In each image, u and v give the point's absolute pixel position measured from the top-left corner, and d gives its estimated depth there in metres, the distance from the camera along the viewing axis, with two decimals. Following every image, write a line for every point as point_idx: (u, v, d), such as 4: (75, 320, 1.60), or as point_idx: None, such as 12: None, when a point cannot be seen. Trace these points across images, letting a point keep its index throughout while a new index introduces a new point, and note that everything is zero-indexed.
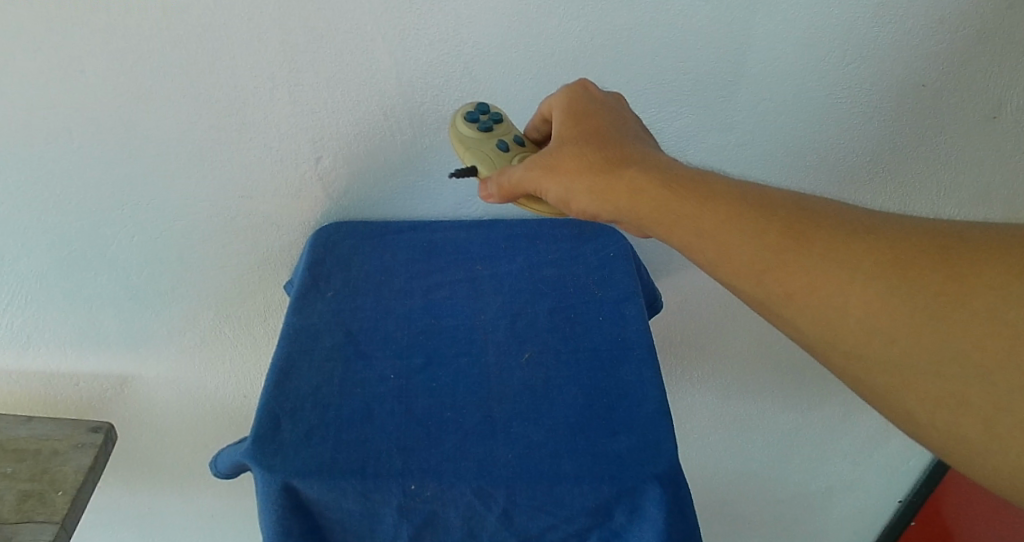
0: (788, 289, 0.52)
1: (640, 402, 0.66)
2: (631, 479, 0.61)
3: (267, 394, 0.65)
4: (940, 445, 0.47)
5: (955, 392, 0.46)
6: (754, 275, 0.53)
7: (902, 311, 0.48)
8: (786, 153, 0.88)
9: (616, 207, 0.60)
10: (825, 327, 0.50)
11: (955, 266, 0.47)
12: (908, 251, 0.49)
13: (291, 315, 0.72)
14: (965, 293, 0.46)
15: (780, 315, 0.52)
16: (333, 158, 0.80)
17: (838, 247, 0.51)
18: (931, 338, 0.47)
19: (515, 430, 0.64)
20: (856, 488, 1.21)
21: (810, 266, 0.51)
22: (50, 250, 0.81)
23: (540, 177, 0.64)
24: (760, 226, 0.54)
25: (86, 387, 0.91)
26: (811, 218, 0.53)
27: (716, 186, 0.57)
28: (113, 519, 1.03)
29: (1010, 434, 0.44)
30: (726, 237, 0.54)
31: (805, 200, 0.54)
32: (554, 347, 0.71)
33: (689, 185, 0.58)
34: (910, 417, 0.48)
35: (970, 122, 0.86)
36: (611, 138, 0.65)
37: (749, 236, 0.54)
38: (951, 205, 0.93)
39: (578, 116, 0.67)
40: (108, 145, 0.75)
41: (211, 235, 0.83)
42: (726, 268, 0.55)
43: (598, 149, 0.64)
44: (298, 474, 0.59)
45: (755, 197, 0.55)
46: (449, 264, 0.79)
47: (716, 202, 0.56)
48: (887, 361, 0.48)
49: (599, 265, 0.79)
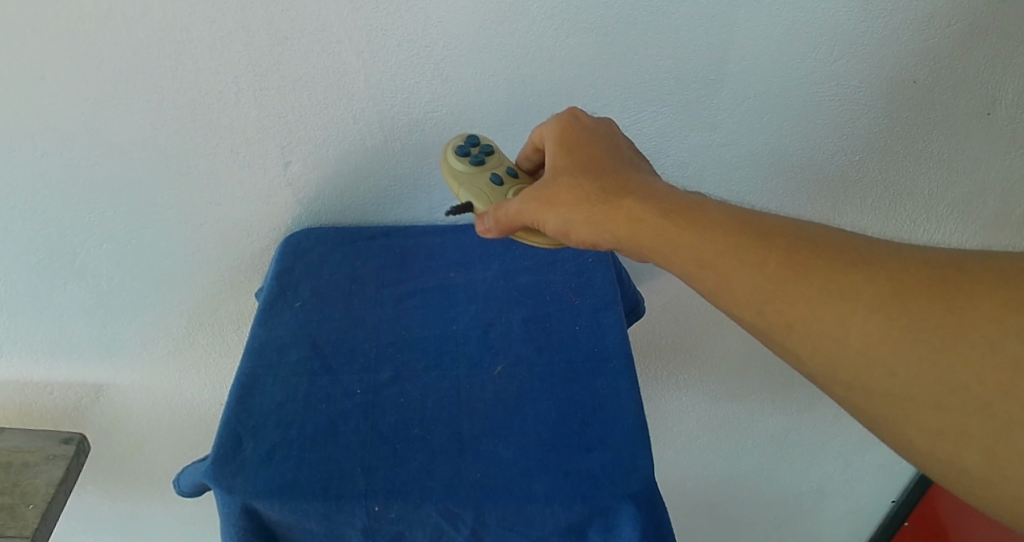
0: (788, 320, 0.50)
1: (615, 416, 0.65)
2: (605, 498, 0.59)
3: (229, 411, 0.63)
4: (941, 475, 0.46)
5: (958, 425, 0.44)
6: (755, 305, 0.51)
7: (903, 344, 0.46)
8: (773, 153, 0.86)
9: (613, 234, 0.58)
10: (827, 359, 0.49)
11: (954, 295, 0.46)
12: (908, 281, 0.47)
13: (257, 327, 0.70)
14: (964, 323, 0.45)
15: (782, 345, 0.51)
16: (302, 163, 0.78)
17: (837, 278, 0.49)
18: (932, 370, 0.45)
19: (484, 447, 0.62)
20: (848, 489, 1.19)
21: (810, 298, 0.49)
22: (18, 259, 0.79)
23: (535, 208, 0.62)
24: (758, 256, 0.52)
25: (60, 396, 0.89)
26: (810, 248, 0.51)
27: (712, 212, 0.55)
28: (92, 526, 1.01)
29: (1012, 465, 0.43)
30: (725, 266, 0.53)
31: (802, 227, 0.53)
32: (528, 359, 0.69)
33: (684, 211, 0.56)
34: (911, 448, 0.46)
35: (963, 117, 0.83)
36: (605, 165, 0.62)
37: (748, 266, 0.52)
38: (944, 203, 0.90)
39: (570, 144, 0.65)
40: (72, 153, 0.73)
41: (182, 243, 0.81)
42: (725, 297, 0.53)
43: (593, 177, 0.61)
44: (259, 495, 0.58)
45: (752, 225, 0.54)
46: (423, 272, 0.77)
47: (712, 228, 0.54)
48: (890, 395, 0.47)
49: (577, 272, 0.77)
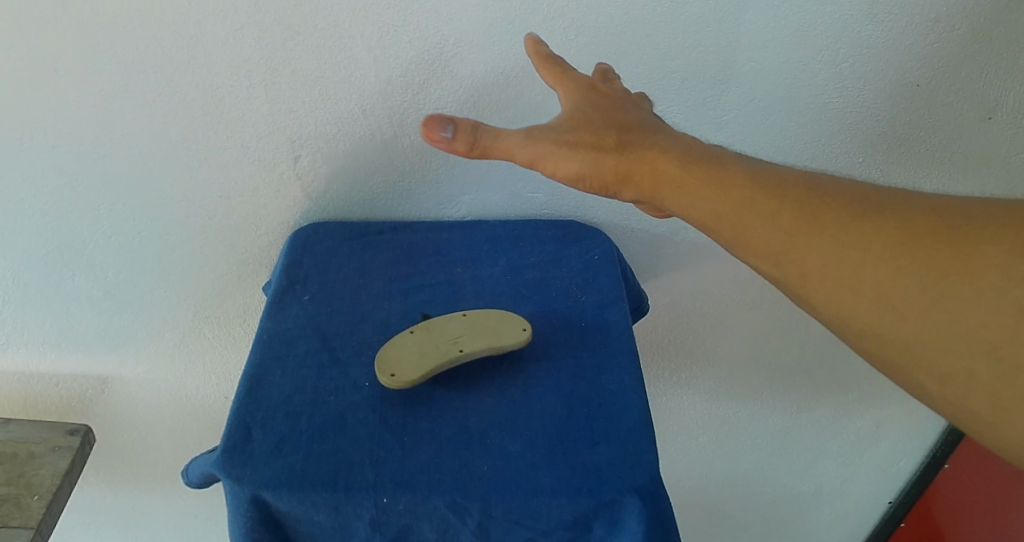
0: (804, 271, 0.54)
1: (620, 411, 0.65)
2: (610, 492, 0.60)
3: (239, 403, 0.63)
4: (948, 414, 0.51)
5: (963, 368, 0.49)
6: (771, 256, 0.55)
7: (911, 292, 0.51)
8: (778, 153, 0.86)
9: (637, 188, 0.59)
10: (840, 306, 0.53)
11: (958, 245, 0.50)
12: (915, 232, 0.52)
13: (266, 320, 0.70)
14: (968, 272, 0.50)
15: (796, 293, 0.55)
16: (311, 158, 0.78)
17: (849, 230, 0.53)
18: (940, 316, 0.50)
19: (491, 440, 0.63)
20: (846, 490, 1.20)
21: (824, 249, 0.53)
22: (26, 250, 0.79)
23: (548, 150, 0.59)
24: (774, 209, 0.55)
25: (66, 388, 0.90)
26: (822, 201, 0.55)
27: (728, 165, 0.58)
28: (93, 518, 1.02)
29: (1015, 403, 0.48)
30: (743, 219, 0.56)
31: (813, 180, 0.56)
32: (535, 354, 0.70)
33: (701, 162, 0.58)
34: (920, 388, 0.51)
35: (964, 122, 0.84)
36: (625, 117, 0.62)
37: (765, 219, 0.55)
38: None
39: (590, 94, 0.63)
40: (82, 145, 0.74)
41: (190, 236, 0.81)
42: (742, 248, 0.57)
43: (615, 128, 0.60)
44: (268, 486, 0.58)
45: (767, 179, 0.57)
46: (430, 267, 0.78)
47: (729, 180, 0.57)
48: (897, 338, 0.51)
49: (583, 267, 0.79)
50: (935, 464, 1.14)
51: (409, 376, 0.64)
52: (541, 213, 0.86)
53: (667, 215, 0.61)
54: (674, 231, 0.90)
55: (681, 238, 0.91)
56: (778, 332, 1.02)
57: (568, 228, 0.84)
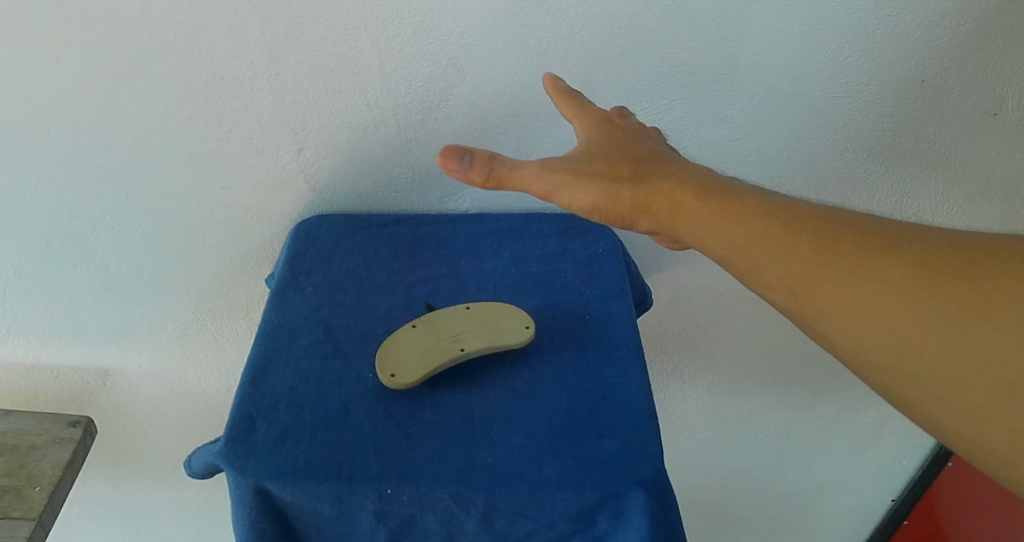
0: (819, 303, 0.54)
1: (625, 404, 0.65)
2: (615, 485, 0.60)
3: (241, 394, 0.63)
4: (970, 453, 0.50)
5: (982, 402, 0.49)
6: (786, 288, 0.55)
7: (928, 325, 0.50)
8: (782, 147, 0.86)
9: (653, 218, 0.60)
10: (857, 341, 0.53)
11: (976, 276, 0.50)
12: (930, 265, 0.52)
13: (269, 311, 0.70)
14: (986, 304, 0.49)
15: (811, 326, 0.55)
16: (315, 149, 0.78)
17: (865, 264, 0.53)
18: (957, 350, 0.50)
19: (495, 432, 0.63)
20: (849, 488, 1.20)
21: (839, 281, 0.53)
22: (28, 241, 0.79)
23: (564, 180, 0.60)
24: (789, 240, 0.56)
25: (67, 380, 0.90)
26: (837, 234, 0.55)
27: (744, 197, 0.59)
28: (96, 511, 1.02)
29: None
30: (758, 251, 0.56)
31: (828, 214, 0.57)
32: (540, 347, 0.69)
33: (716, 194, 0.59)
34: (939, 426, 0.51)
35: (969, 118, 0.84)
36: (642, 150, 0.64)
37: (780, 251, 0.55)
38: (950, 203, 0.91)
39: (608, 128, 0.65)
40: (85, 135, 0.74)
41: (192, 228, 0.81)
42: (757, 281, 0.57)
43: (632, 161, 0.62)
44: (271, 476, 0.58)
45: (783, 212, 0.57)
46: (434, 259, 0.77)
47: (744, 211, 0.58)
48: (916, 371, 0.51)
49: (587, 261, 0.78)
50: (937, 463, 1.15)
51: (409, 378, 0.64)
52: (545, 207, 0.86)
53: (683, 246, 0.62)
54: None
55: None
56: (781, 328, 1.01)
57: (573, 222, 0.83)
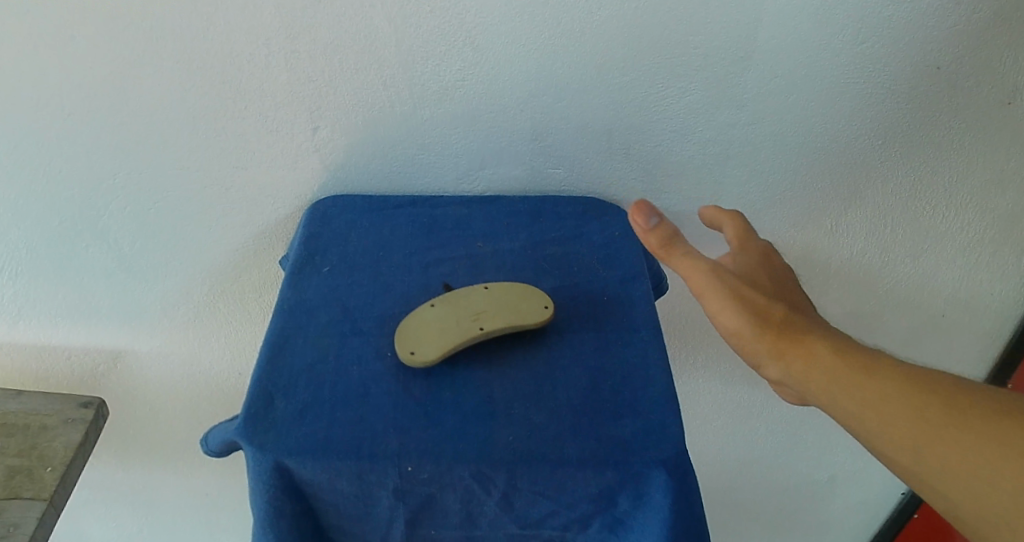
0: (943, 466, 0.50)
1: (645, 384, 0.64)
2: (637, 465, 0.59)
3: (260, 370, 0.63)
4: None
5: None
6: (908, 450, 0.52)
7: None
8: (797, 133, 0.85)
9: (786, 360, 0.57)
10: (977, 506, 0.49)
11: None
12: None
13: (286, 290, 0.69)
14: None
15: (934, 492, 0.51)
16: (330, 129, 0.77)
17: (993, 421, 0.50)
18: None
19: (516, 411, 0.62)
20: (860, 480, 1.20)
21: (963, 440, 0.50)
22: (41, 220, 0.79)
23: (711, 293, 0.60)
24: (916, 399, 0.53)
25: (79, 361, 0.90)
26: (965, 393, 0.52)
27: (876, 353, 0.57)
28: (106, 491, 1.03)
29: None
30: (882, 405, 0.53)
31: (957, 376, 0.54)
32: (559, 327, 0.69)
33: (852, 348, 0.57)
34: None
35: (985, 106, 0.84)
36: (788, 303, 0.63)
37: (906, 409, 0.53)
38: (963, 192, 0.91)
39: (752, 279, 0.66)
40: (99, 114, 0.73)
41: (206, 209, 0.81)
42: (879, 443, 0.53)
43: (778, 302, 0.60)
44: (291, 452, 0.58)
45: (915, 371, 0.55)
46: (450, 240, 0.76)
47: (879, 366, 0.55)
48: None
49: (604, 243, 0.77)
50: None
51: (428, 355, 0.63)
52: (561, 189, 0.85)
53: (810, 406, 0.58)
54: (693, 210, 0.90)
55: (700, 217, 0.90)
56: None
57: (589, 205, 0.83)
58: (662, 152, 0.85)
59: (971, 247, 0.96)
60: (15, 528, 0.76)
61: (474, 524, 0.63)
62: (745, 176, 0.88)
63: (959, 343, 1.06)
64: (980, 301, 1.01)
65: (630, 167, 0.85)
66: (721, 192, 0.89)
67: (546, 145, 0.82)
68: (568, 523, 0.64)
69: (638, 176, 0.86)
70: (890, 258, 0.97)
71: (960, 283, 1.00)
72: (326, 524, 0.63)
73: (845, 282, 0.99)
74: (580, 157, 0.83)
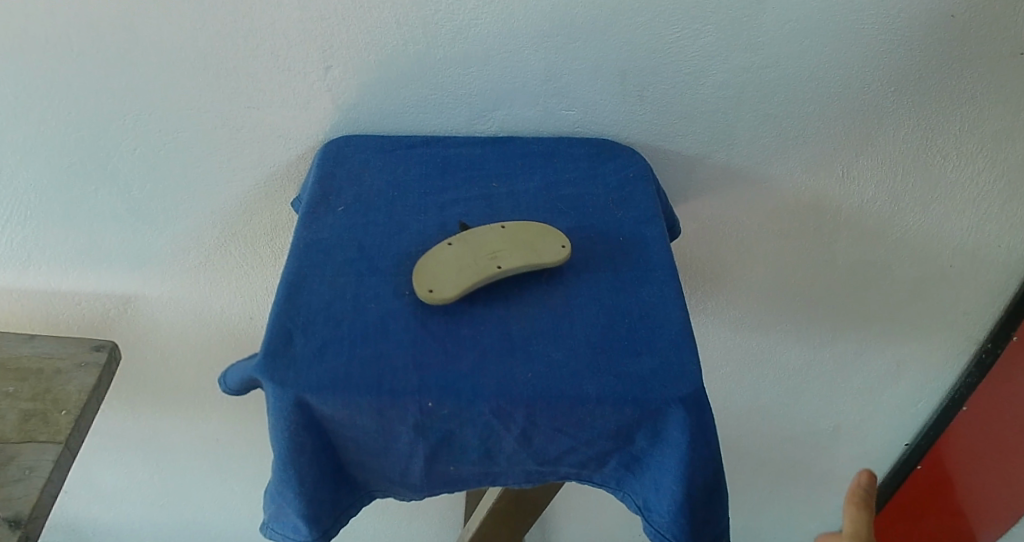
0: None
1: (662, 323, 0.64)
2: (655, 401, 0.59)
3: (278, 308, 0.62)
4: None
5: None
6: None
7: None
8: (808, 79, 0.83)
9: None
10: None
11: None
12: None
13: (301, 229, 0.69)
14: None
15: None
16: (342, 68, 0.76)
17: None
18: None
19: (534, 348, 0.62)
20: (864, 426, 1.22)
21: None
22: (50, 163, 0.80)
23: None
24: None
25: (88, 306, 0.92)
26: None
27: None
28: (124, 427, 1.07)
29: None
30: None
31: None
32: (575, 267, 0.68)
33: None
34: None
35: (1003, 51, 0.83)
36: None
37: None
38: (974, 141, 0.90)
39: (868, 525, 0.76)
40: (108, 53, 0.72)
41: (215, 151, 0.80)
42: None
43: None
44: (311, 389, 0.58)
45: None
46: (464, 181, 0.76)
47: None
48: None
49: (618, 185, 0.77)
50: (953, 408, 1.17)
51: (446, 294, 0.63)
52: (574, 132, 0.84)
53: None
54: (706, 153, 0.88)
55: (712, 161, 0.89)
56: (803, 262, 1.01)
57: (602, 147, 0.82)
58: (676, 95, 0.82)
59: (982, 196, 0.95)
60: (31, 471, 0.76)
61: (492, 460, 0.64)
62: (758, 120, 0.86)
63: (966, 293, 1.06)
64: (989, 251, 1.01)
65: (643, 109, 0.83)
66: (732, 136, 0.87)
67: (560, 86, 0.80)
68: (586, 460, 0.64)
69: (652, 118, 0.84)
70: (900, 206, 0.96)
71: (970, 232, 0.99)
72: (345, 461, 0.63)
73: (853, 229, 0.97)
74: (594, 98, 0.82)
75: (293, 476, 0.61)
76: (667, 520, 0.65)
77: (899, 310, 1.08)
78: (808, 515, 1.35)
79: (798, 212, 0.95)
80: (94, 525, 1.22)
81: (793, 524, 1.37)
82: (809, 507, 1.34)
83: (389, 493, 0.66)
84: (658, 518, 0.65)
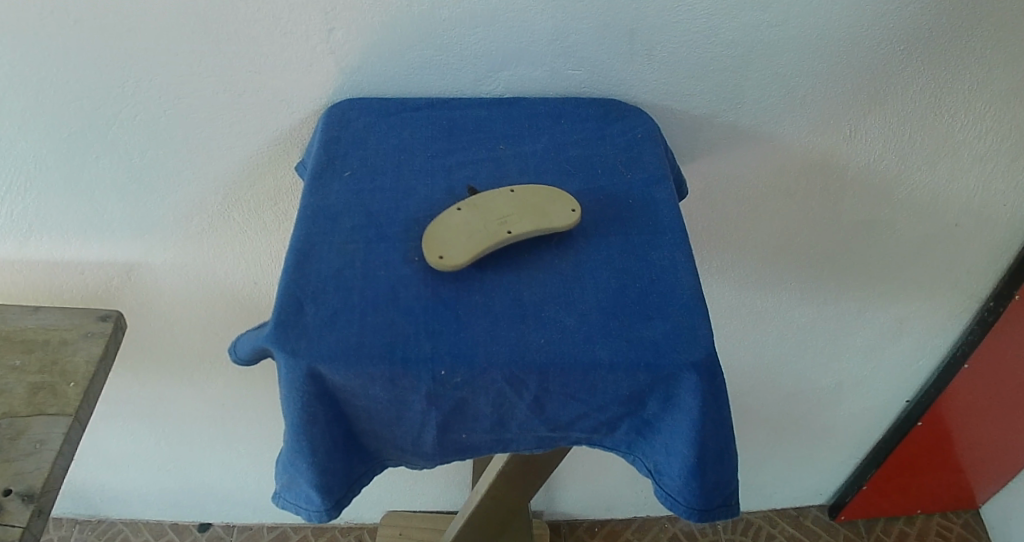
0: None
1: (673, 287, 0.63)
2: (667, 367, 0.59)
3: (288, 277, 0.62)
4: None
5: None
6: None
7: None
8: (820, 37, 0.81)
9: None
10: None
11: None
12: None
13: (308, 196, 0.68)
14: None
15: None
16: (346, 31, 0.74)
17: None
18: None
19: (546, 314, 0.61)
20: (866, 383, 1.23)
21: None
22: (48, 132, 0.78)
23: None
24: None
25: (92, 275, 0.92)
26: None
27: None
28: (131, 395, 1.08)
29: None
30: None
31: None
32: (585, 231, 0.68)
33: None
34: None
35: (1015, 7, 0.81)
36: None
37: None
38: (983, 101, 0.89)
39: None
40: (106, 18, 0.71)
41: (217, 116, 0.79)
42: None
43: None
44: (324, 359, 0.57)
45: None
46: (471, 143, 0.75)
47: None
48: None
49: (626, 145, 0.76)
50: (954, 364, 1.17)
51: (457, 259, 0.62)
52: (580, 92, 0.82)
53: None
54: (713, 113, 0.87)
55: (720, 120, 0.87)
56: (809, 222, 1.00)
57: (609, 107, 0.80)
58: (685, 53, 0.81)
59: (989, 155, 0.94)
60: (41, 444, 0.77)
61: (504, 427, 0.64)
62: (766, 80, 0.84)
63: (972, 250, 1.05)
64: (994, 210, 1.01)
65: (650, 69, 0.81)
66: (742, 97, 0.85)
67: (567, 46, 0.79)
68: (597, 425, 0.64)
69: (660, 77, 0.82)
70: (907, 165, 0.95)
71: (976, 192, 0.98)
72: (357, 430, 0.63)
73: (859, 189, 0.97)
74: (601, 59, 0.80)
75: (306, 446, 0.61)
76: (678, 483, 0.65)
77: (904, 269, 1.08)
78: (810, 471, 1.37)
79: (805, 171, 0.94)
80: (104, 490, 1.24)
81: (794, 480, 1.39)
82: (811, 463, 1.36)
83: (401, 461, 0.66)
84: (669, 481, 0.66)
